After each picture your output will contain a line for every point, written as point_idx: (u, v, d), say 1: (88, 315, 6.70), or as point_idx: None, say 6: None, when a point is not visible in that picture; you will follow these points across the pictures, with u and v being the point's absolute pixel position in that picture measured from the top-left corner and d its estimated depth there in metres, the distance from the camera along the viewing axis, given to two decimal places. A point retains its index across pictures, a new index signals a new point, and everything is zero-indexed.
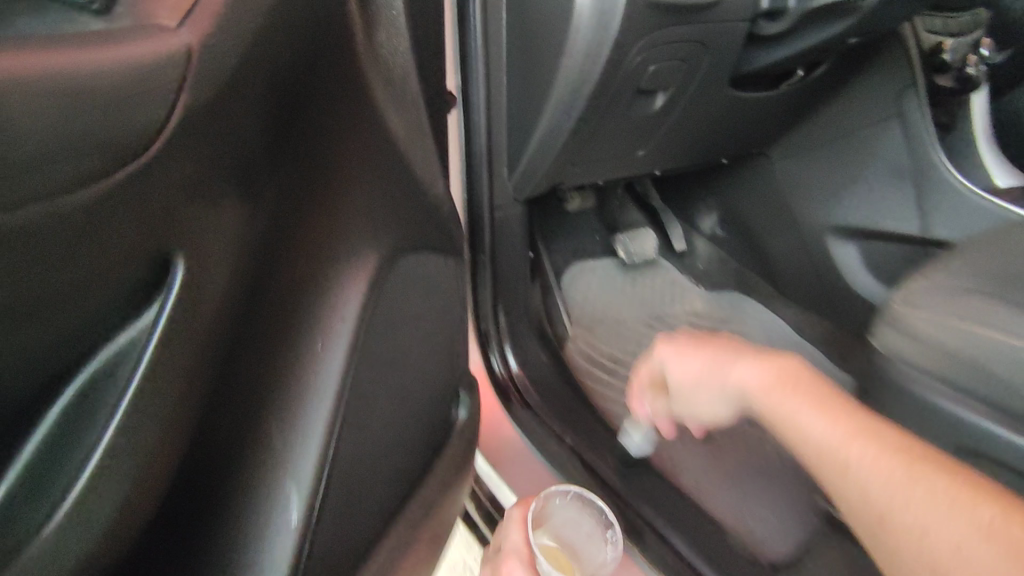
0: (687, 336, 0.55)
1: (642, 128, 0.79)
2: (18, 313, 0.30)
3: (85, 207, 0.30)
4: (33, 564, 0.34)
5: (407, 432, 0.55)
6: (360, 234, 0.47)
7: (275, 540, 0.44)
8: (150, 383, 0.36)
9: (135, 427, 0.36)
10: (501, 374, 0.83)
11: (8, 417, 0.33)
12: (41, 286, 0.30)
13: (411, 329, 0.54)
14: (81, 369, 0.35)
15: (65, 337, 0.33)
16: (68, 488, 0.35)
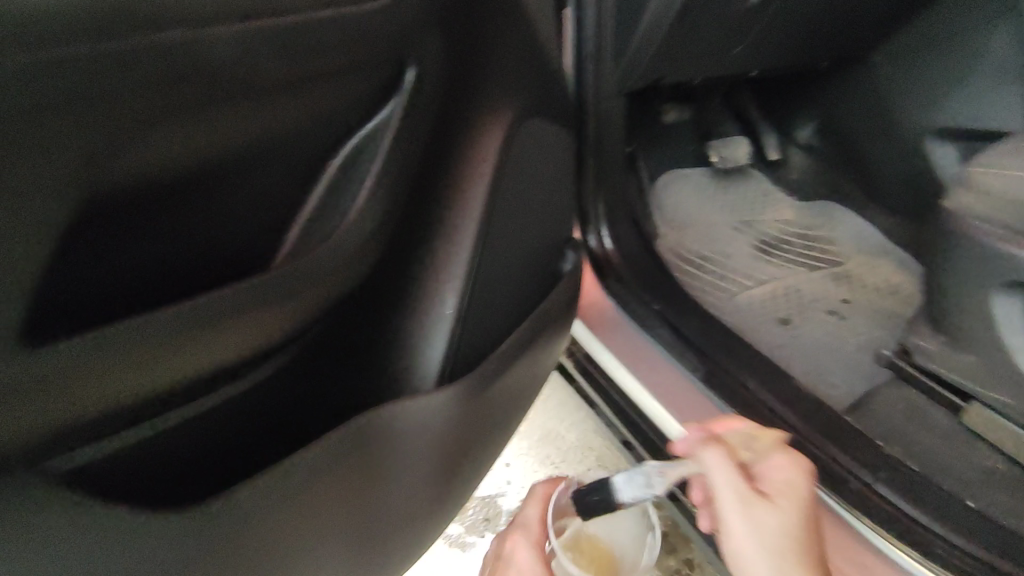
0: (800, 497, 0.50)
1: (739, 22, 0.85)
2: (275, 121, 0.36)
3: (332, 34, 0.36)
4: (261, 339, 0.40)
5: (531, 272, 0.64)
6: (500, 94, 0.53)
7: (430, 348, 0.50)
8: (367, 199, 0.42)
9: (349, 233, 0.42)
10: (597, 248, 0.96)
11: (260, 218, 0.40)
12: (293, 100, 0.36)
13: (538, 185, 0.63)
14: (313, 188, 0.42)
15: (301, 154, 0.40)
16: (292, 279, 0.40)
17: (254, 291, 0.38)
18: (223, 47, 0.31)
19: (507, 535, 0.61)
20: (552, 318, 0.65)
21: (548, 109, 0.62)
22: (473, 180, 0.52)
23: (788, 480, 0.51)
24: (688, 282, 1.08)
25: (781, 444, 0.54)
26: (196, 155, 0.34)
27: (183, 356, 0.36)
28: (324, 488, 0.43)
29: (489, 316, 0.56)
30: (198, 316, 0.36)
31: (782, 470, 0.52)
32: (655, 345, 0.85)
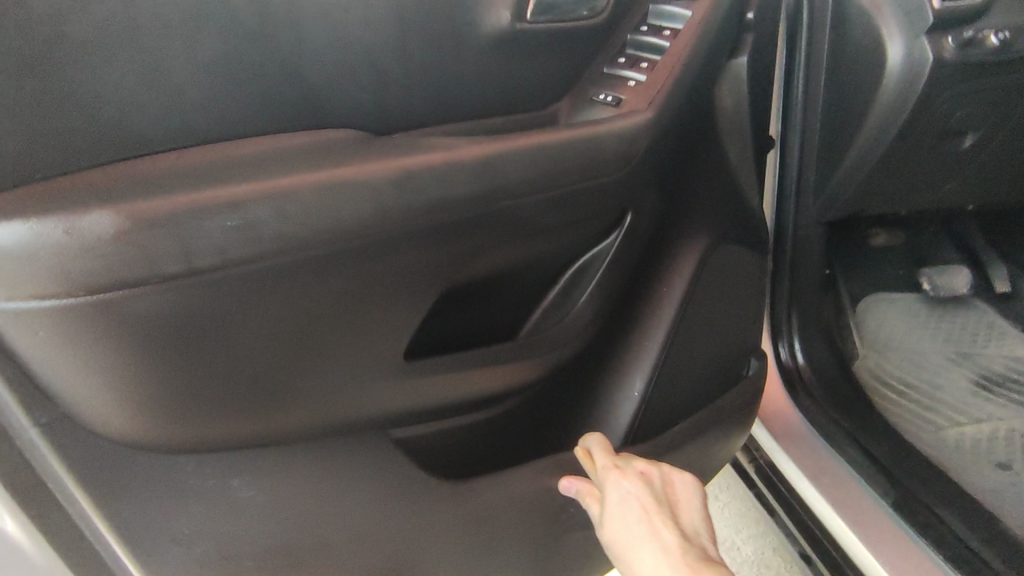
0: (656, 494, 0.54)
1: (952, 167, 0.90)
2: (542, 250, 0.53)
3: (592, 197, 0.52)
4: (501, 396, 0.55)
5: (709, 371, 0.74)
6: (697, 228, 0.68)
7: (618, 416, 0.65)
8: (591, 301, 0.58)
9: (569, 325, 0.58)
10: (789, 363, 0.97)
11: (511, 314, 0.56)
12: (555, 237, 0.52)
13: (723, 299, 0.74)
14: (547, 295, 0.57)
15: (546, 270, 0.55)
16: (533, 356, 0.56)
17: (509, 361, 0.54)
18: (535, 201, 0.48)
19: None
20: (722, 413, 0.76)
21: (738, 235, 0.74)
22: (669, 290, 0.67)
23: (628, 495, 0.53)
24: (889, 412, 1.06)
25: (622, 475, 0.54)
26: (491, 272, 0.50)
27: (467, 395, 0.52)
28: (545, 510, 0.57)
29: (672, 398, 0.69)
30: (488, 368, 0.53)
31: (626, 487, 0.54)
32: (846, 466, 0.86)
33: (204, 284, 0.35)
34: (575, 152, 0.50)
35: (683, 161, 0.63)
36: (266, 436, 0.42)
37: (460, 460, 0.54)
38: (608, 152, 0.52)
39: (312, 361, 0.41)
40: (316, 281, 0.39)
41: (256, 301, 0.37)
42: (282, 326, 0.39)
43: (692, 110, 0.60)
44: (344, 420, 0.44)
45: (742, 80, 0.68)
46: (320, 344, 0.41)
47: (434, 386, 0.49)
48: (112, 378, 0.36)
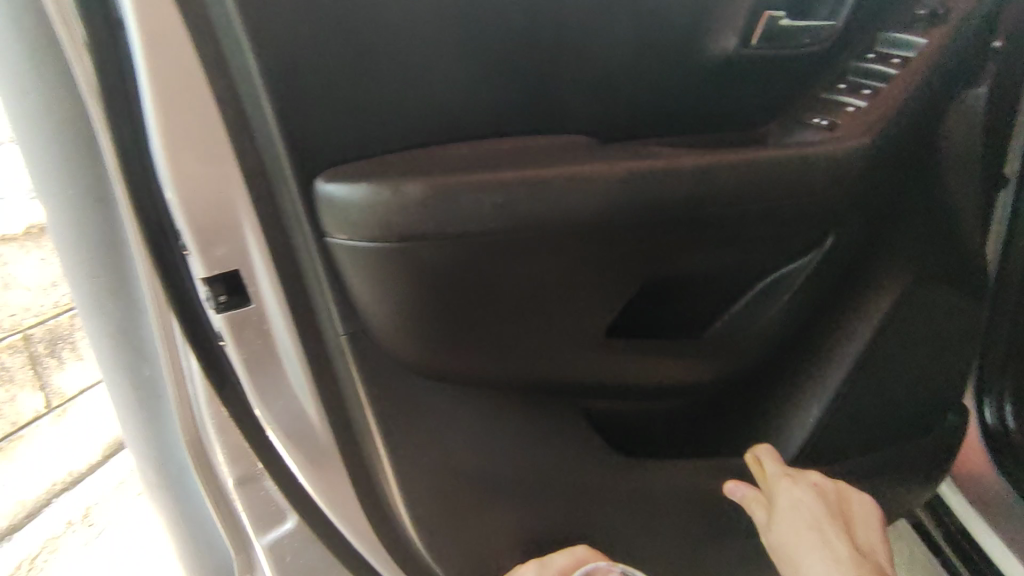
0: (831, 507, 0.55)
1: None
2: (736, 259, 0.54)
3: (791, 212, 0.53)
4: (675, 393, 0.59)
5: (901, 411, 0.70)
6: (904, 260, 0.65)
7: (790, 436, 0.65)
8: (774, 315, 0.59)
9: (749, 334, 0.60)
10: (995, 425, 0.86)
11: (697, 318, 0.58)
12: (751, 248, 0.54)
13: (928, 342, 0.68)
14: (734, 305, 0.59)
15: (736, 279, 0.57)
16: (709, 358, 0.59)
17: (687, 358, 0.58)
18: (739, 211, 0.50)
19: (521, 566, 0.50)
20: (906, 458, 0.72)
21: (953, 276, 0.68)
22: (859, 321, 0.64)
23: (801, 502, 0.55)
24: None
25: (795, 483, 0.56)
26: (685, 274, 0.53)
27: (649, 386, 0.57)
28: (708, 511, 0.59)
29: (849, 432, 0.67)
30: (665, 363, 0.57)
31: (799, 494, 0.55)
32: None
33: (477, 243, 0.42)
34: (780, 167, 0.51)
35: (893, 186, 0.61)
36: (493, 377, 0.49)
37: (630, 439, 0.60)
38: (817, 172, 0.53)
39: (537, 322, 0.47)
40: (550, 255, 0.44)
41: (507, 263, 0.44)
42: (515, 288, 0.45)
43: (907, 134, 0.58)
44: (552, 376, 0.51)
45: (979, 110, 0.62)
46: (546, 309, 0.47)
47: (624, 368, 0.54)
48: (394, 310, 0.44)
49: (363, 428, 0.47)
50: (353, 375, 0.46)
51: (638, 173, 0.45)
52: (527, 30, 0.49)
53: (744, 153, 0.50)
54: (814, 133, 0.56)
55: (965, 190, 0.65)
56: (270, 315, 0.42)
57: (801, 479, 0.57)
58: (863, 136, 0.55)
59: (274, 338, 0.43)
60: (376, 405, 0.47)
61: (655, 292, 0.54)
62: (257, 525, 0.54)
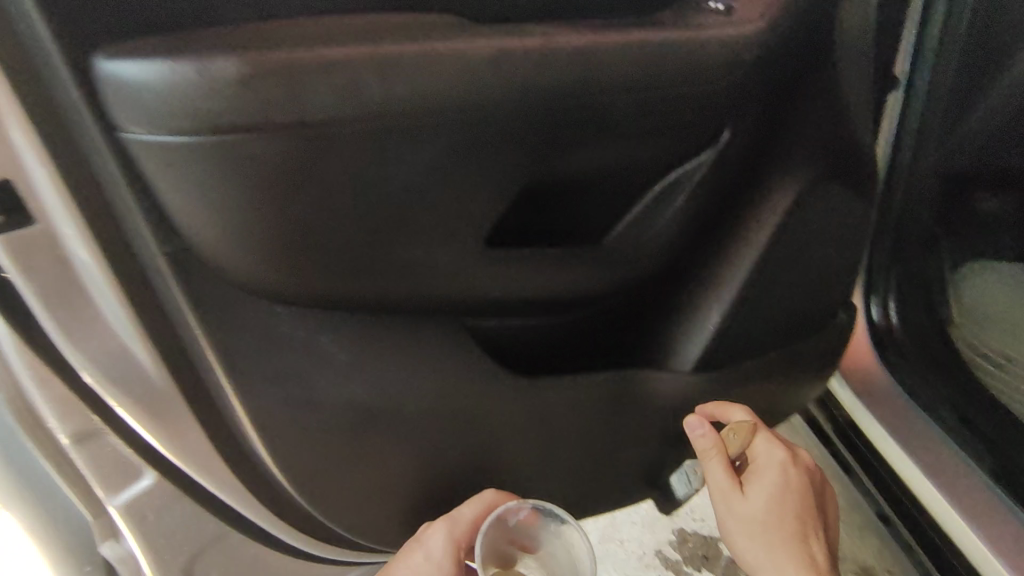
0: (798, 489, 0.62)
1: None
2: (628, 155, 0.50)
3: (686, 102, 0.49)
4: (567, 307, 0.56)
5: (794, 312, 0.70)
6: (800, 159, 0.63)
7: (689, 346, 0.64)
8: (670, 220, 0.56)
9: (645, 242, 0.57)
10: (878, 321, 0.92)
11: (590, 226, 0.54)
12: (644, 143, 0.50)
13: (820, 240, 0.68)
14: (630, 210, 0.55)
15: (632, 181, 0.53)
16: (604, 269, 0.55)
17: (581, 270, 0.54)
18: (628, 102, 0.45)
19: (436, 520, 0.53)
20: (796, 356, 0.73)
21: (845, 176, 0.67)
22: (757, 223, 0.63)
23: (776, 484, 0.61)
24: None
25: (783, 458, 0.62)
26: (573, 173, 0.48)
27: (540, 298, 0.53)
28: (601, 419, 0.58)
29: (746, 335, 0.67)
30: (555, 273, 0.53)
31: (775, 475, 0.61)
32: (935, 428, 0.82)
33: (308, 129, 0.35)
34: (669, 48, 0.46)
35: (791, 80, 0.58)
36: (354, 296, 0.43)
37: (524, 357, 0.58)
38: (710, 59, 0.48)
39: (403, 231, 0.41)
40: (411, 149, 0.38)
41: (360, 159, 0.37)
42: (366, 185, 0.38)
43: (800, 22, 0.55)
44: (427, 293, 0.46)
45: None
46: (413, 214, 0.41)
47: (508, 280, 0.50)
48: (219, 220, 0.37)
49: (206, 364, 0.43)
50: (180, 297, 0.41)
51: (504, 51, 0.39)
52: None
53: (626, 32, 0.45)
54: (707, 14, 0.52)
55: (857, 82, 0.64)
56: (60, 231, 0.36)
57: (788, 454, 0.63)
58: (755, 21, 0.52)
59: (71, 257, 0.37)
60: (210, 328, 0.42)
61: (543, 198, 0.49)
62: (92, 495, 0.45)
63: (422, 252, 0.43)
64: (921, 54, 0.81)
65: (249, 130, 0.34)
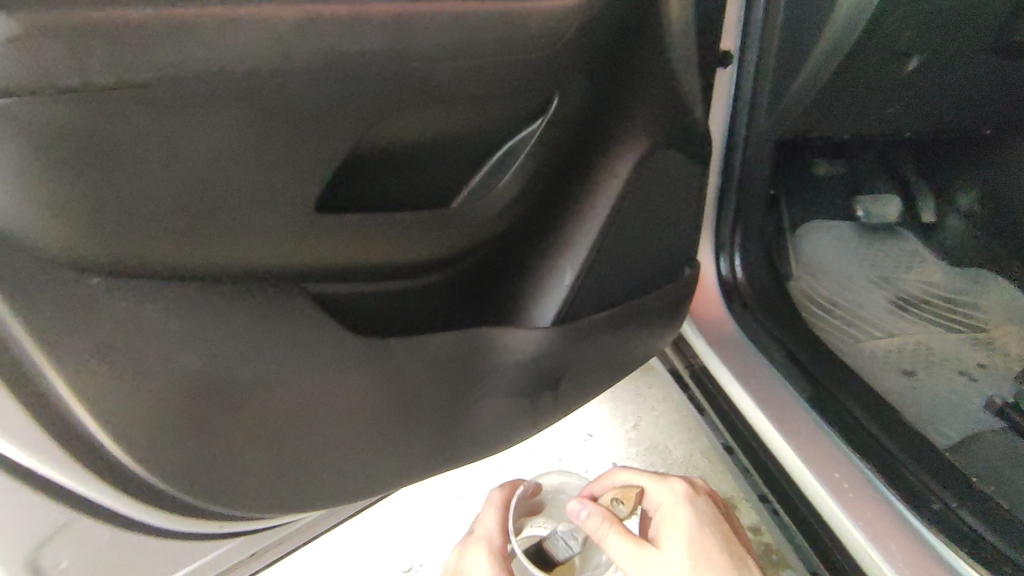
0: (700, 513, 0.71)
1: (896, 89, 0.93)
2: (464, 101, 0.53)
3: (520, 55, 0.53)
4: (415, 258, 0.60)
5: (642, 269, 0.76)
6: (632, 131, 0.67)
7: (548, 299, 0.67)
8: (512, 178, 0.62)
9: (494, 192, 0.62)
10: (727, 276, 1.02)
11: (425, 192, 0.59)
12: (472, 95, 0.54)
13: (660, 201, 0.74)
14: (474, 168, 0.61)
15: (464, 143, 0.59)
16: (443, 220, 0.60)
17: (419, 222, 0.59)
18: (449, 70, 0.49)
19: (472, 543, 0.77)
20: (650, 314, 0.78)
21: (681, 143, 0.73)
22: (598, 191, 0.67)
23: (681, 518, 0.71)
24: (817, 325, 1.11)
25: (680, 488, 0.74)
26: (413, 131, 0.53)
27: (377, 256, 0.57)
28: (445, 370, 0.60)
29: (590, 298, 0.69)
30: (389, 234, 0.57)
31: (680, 508, 0.72)
32: (760, 355, 0.95)
33: None
34: (491, 33, 0.50)
35: (625, 51, 0.63)
36: (184, 269, 0.45)
37: (375, 312, 0.59)
38: (530, 33, 0.52)
39: (224, 213, 0.45)
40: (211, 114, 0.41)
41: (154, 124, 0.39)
42: (57, 173, 0.38)
43: (627, 8, 0.60)
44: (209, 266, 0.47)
45: None
46: (190, 207, 0.43)
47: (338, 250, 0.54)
48: (22, 189, 0.38)
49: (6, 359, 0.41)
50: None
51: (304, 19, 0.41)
52: None
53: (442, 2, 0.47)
54: None
55: (680, 52, 0.68)
56: None
57: (686, 486, 0.75)
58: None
59: None
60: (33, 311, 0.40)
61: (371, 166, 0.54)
62: None
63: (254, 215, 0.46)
64: (747, 30, 0.87)
65: (33, 95, 0.35)
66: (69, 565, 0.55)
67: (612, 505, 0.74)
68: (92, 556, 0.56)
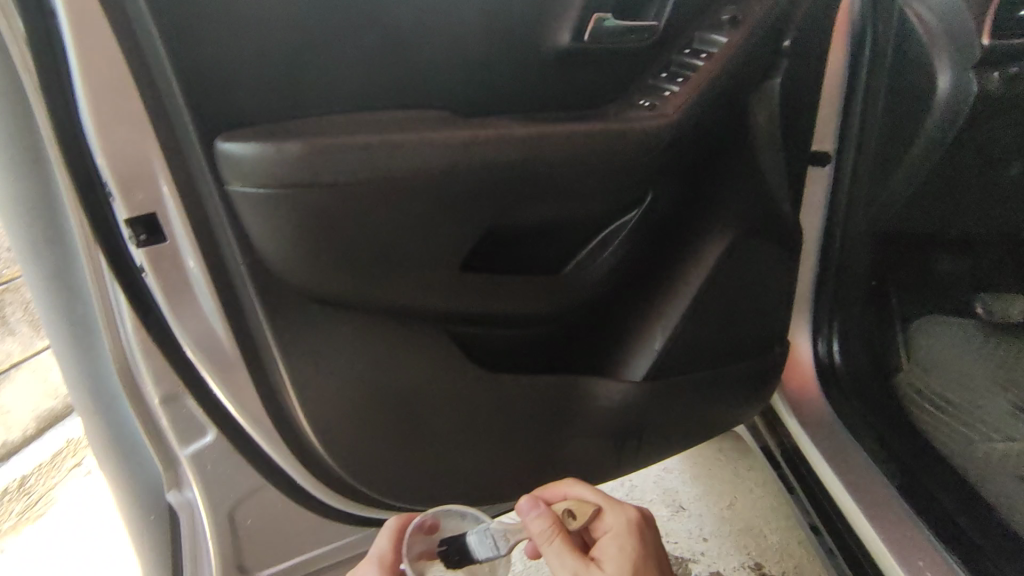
0: (642, 546, 0.67)
1: (1005, 191, 0.95)
2: (581, 193, 0.65)
3: (626, 161, 0.66)
4: (527, 319, 0.70)
5: (729, 342, 0.85)
6: (720, 220, 0.78)
7: (640, 360, 0.78)
8: (616, 256, 0.73)
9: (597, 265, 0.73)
10: (824, 356, 1.06)
11: (546, 264, 0.70)
12: (587, 189, 0.65)
13: (747, 283, 0.84)
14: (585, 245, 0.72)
15: (581, 225, 0.69)
16: (557, 289, 0.70)
17: (537, 288, 0.69)
18: (571, 172, 0.63)
19: (363, 564, 0.71)
20: (734, 381, 0.87)
21: (767, 232, 0.83)
22: (689, 270, 0.78)
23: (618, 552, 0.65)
24: (936, 441, 0.95)
25: (628, 515, 0.68)
26: (544, 217, 0.65)
27: (499, 312, 0.67)
28: (547, 411, 0.73)
29: (677, 362, 0.80)
30: (511, 297, 0.67)
31: (622, 540, 0.67)
32: (850, 438, 1.00)
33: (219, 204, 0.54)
34: (604, 146, 0.64)
35: (712, 152, 0.75)
36: (373, 307, 0.60)
37: (493, 359, 0.70)
38: (634, 145, 0.66)
39: (407, 269, 0.59)
40: (413, 198, 0.56)
41: (376, 207, 0.55)
42: (290, 240, 0.54)
43: (713, 118, 0.73)
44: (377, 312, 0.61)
45: (776, 92, 0.77)
46: (371, 267, 0.58)
47: (479, 307, 0.65)
48: (276, 250, 0.55)
49: (250, 362, 0.60)
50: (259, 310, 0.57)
51: (469, 143, 0.57)
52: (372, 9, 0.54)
53: (571, 126, 0.62)
54: (646, 112, 0.69)
55: (768, 162, 0.80)
56: (181, 250, 0.54)
57: (641, 514, 0.70)
58: (682, 117, 0.69)
59: (186, 269, 0.55)
60: (280, 333, 0.58)
61: (503, 244, 0.65)
62: (180, 438, 0.67)
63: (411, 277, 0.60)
64: (846, 134, 0.95)
65: (279, 191, 0.52)
66: (252, 523, 0.74)
67: (562, 514, 0.68)
68: (269, 519, 0.75)
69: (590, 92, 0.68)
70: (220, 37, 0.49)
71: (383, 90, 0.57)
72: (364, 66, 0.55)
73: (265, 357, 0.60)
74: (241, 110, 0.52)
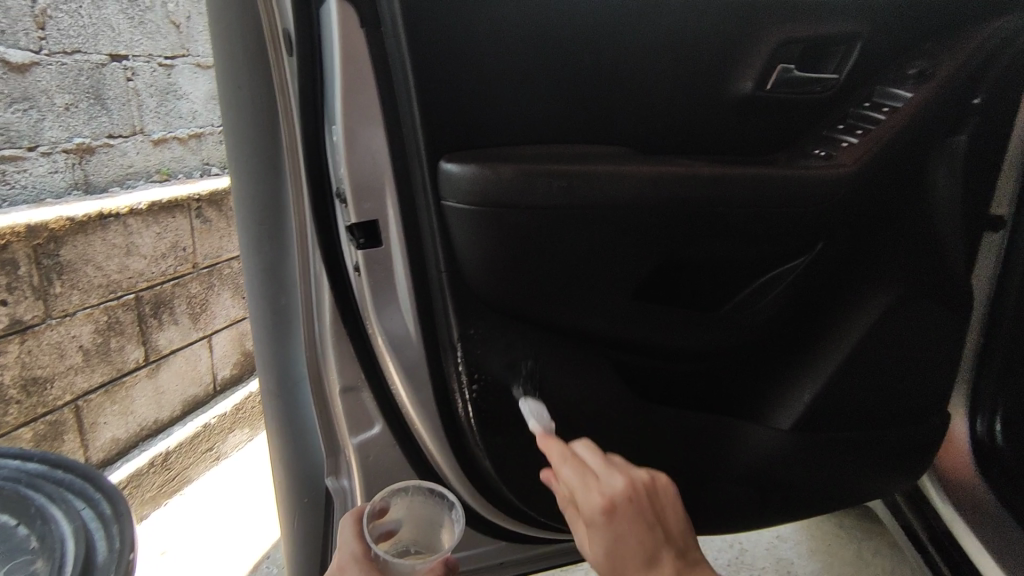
0: (634, 511, 0.53)
1: None
2: (754, 235, 0.66)
3: (800, 209, 0.67)
4: (687, 350, 0.73)
5: (886, 405, 0.81)
6: (889, 274, 0.76)
7: (789, 408, 0.77)
8: (777, 300, 0.74)
9: (755, 306, 0.74)
10: (982, 433, 0.97)
11: (707, 300, 0.73)
12: (759, 230, 0.66)
13: (913, 343, 0.79)
14: (746, 286, 0.74)
15: (748, 266, 0.71)
16: (715, 326, 0.73)
17: (699, 321, 0.72)
18: (743, 214, 0.64)
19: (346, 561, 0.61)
20: (887, 445, 0.82)
21: (939, 292, 0.79)
22: (851, 321, 0.76)
23: (598, 534, 0.52)
24: None
25: (622, 481, 0.53)
26: (716, 255, 0.67)
27: (657, 340, 0.70)
28: (693, 443, 0.75)
29: (828, 417, 0.77)
30: (672, 328, 0.71)
31: (597, 528, 0.52)
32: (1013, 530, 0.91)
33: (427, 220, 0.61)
34: (779, 191, 0.65)
35: (887, 203, 0.73)
36: (547, 325, 0.65)
37: (644, 386, 0.74)
38: (808, 193, 0.66)
39: (584, 292, 0.64)
40: (600, 226, 0.60)
41: (570, 231, 0.60)
42: (484, 255, 0.60)
43: (894, 169, 0.72)
44: (548, 328, 0.66)
45: (961, 150, 0.74)
46: (549, 287, 0.63)
47: (635, 335, 0.69)
48: (472, 263, 0.61)
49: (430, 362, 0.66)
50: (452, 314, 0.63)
51: (654, 178, 0.60)
52: (574, 52, 0.59)
53: (746, 167, 0.64)
54: (821, 161, 0.68)
55: (946, 219, 0.76)
56: (394, 254, 0.62)
57: (623, 476, 0.53)
58: (861, 165, 0.69)
59: (395, 272, 0.63)
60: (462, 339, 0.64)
61: (669, 277, 0.69)
62: (352, 427, 0.74)
63: (582, 299, 0.64)
64: None
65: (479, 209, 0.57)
66: None
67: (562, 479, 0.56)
68: None
69: (762, 138, 0.70)
70: (449, 73, 0.56)
71: (573, 124, 0.62)
72: (561, 105, 0.61)
73: (446, 359, 0.65)
74: (458, 137, 0.59)
